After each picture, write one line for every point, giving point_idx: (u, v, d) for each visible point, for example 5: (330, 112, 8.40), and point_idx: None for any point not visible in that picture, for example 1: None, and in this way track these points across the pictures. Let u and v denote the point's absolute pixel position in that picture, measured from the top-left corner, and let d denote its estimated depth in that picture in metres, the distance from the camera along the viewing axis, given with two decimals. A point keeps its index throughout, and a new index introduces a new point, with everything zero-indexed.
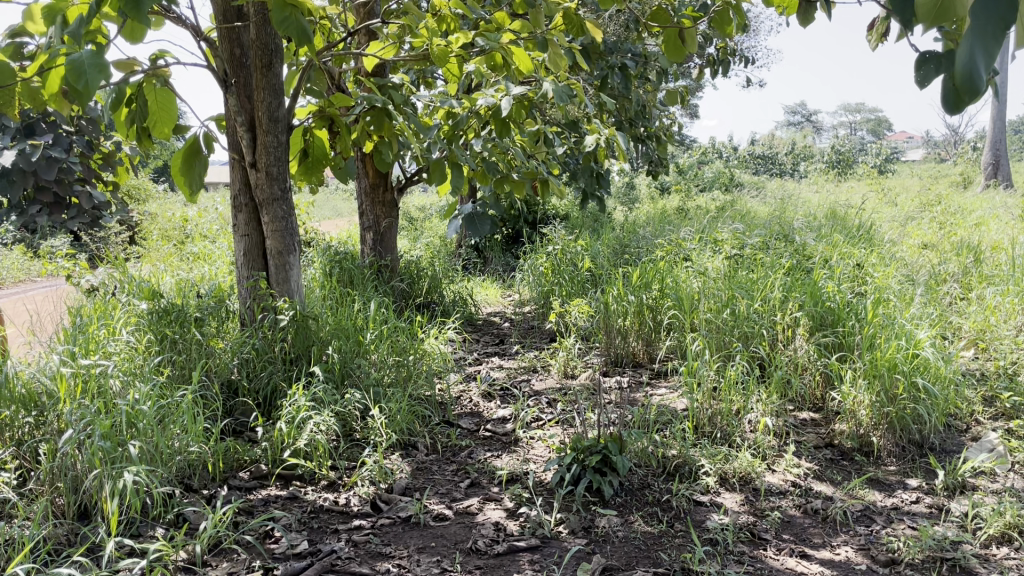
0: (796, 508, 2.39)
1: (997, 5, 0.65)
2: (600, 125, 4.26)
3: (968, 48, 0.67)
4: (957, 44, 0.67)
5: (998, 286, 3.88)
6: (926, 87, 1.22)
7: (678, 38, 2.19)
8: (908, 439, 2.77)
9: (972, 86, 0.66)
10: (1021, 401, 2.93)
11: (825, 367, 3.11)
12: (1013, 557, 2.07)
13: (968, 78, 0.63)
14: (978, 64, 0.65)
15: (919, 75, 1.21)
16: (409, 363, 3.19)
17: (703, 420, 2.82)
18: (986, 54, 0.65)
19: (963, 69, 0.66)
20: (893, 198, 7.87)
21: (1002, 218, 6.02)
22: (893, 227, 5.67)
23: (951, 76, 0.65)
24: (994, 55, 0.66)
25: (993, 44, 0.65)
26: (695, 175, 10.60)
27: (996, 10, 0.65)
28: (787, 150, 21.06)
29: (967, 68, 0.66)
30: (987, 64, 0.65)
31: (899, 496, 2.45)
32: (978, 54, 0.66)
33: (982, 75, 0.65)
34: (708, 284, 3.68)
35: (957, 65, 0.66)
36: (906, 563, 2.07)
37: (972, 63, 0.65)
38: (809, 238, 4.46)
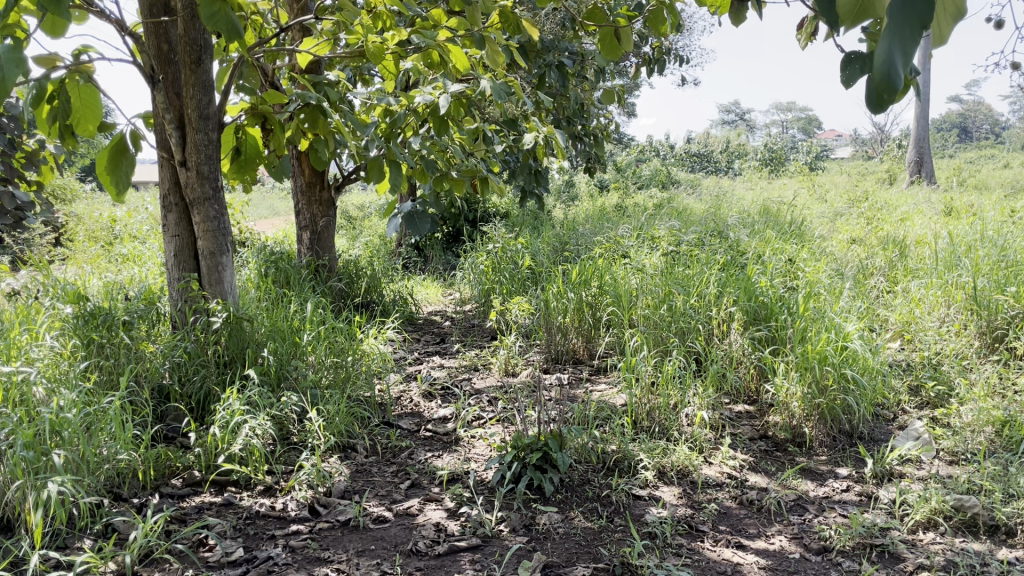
0: (732, 499, 2.43)
1: (913, 4, 0.67)
2: (538, 123, 4.28)
3: (885, 49, 0.67)
4: (875, 43, 0.67)
5: (922, 278, 4.01)
6: (851, 86, 1.23)
7: (613, 36, 2.21)
8: (838, 429, 2.86)
9: (889, 86, 0.67)
10: (944, 390, 3.04)
11: (759, 361, 3.18)
12: (938, 542, 2.14)
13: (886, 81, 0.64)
14: (895, 64, 0.66)
15: (845, 75, 1.23)
16: (347, 364, 3.14)
17: (641, 415, 2.86)
18: (902, 55, 0.66)
19: (881, 70, 0.67)
20: (824, 195, 8.08)
21: (925, 214, 6.22)
22: (822, 223, 5.81)
23: (871, 75, 0.66)
24: (911, 55, 0.67)
25: (912, 46, 0.66)
26: (632, 172, 10.72)
27: (914, 12, 0.66)
28: (721, 148, 21.46)
29: (885, 69, 0.66)
30: (906, 66, 0.66)
31: (830, 485, 2.52)
32: (896, 54, 0.67)
33: (901, 75, 0.66)
34: (646, 281, 3.72)
35: (874, 66, 0.67)
36: (838, 550, 2.13)
37: (889, 64, 0.66)
38: (742, 234, 4.54)
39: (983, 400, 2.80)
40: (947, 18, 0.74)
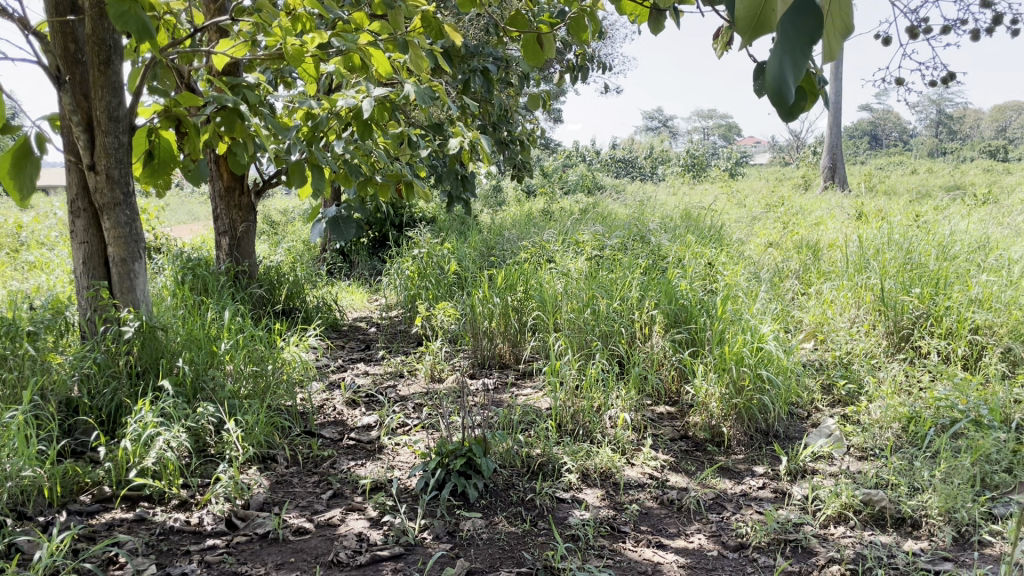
0: (653, 500, 2.47)
1: (802, 20, 0.69)
2: (463, 128, 4.27)
3: (777, 60, 0.70)
4: (770, 57, 0.69)
5: (833, 280, 4.16)
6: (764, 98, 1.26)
7: (536, 42, 2.22)
8: (754, 428, 2.94)
9: (782, 96, 0.70)
10: (854, 388, 3.15)
11: (679, 363, 3.25)
12: (848, 535, 2.21)
13: (776, 96, 0.67)
14: (786, 78, 0.69)
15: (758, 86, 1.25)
16: (267, 372, 3.07)
17: (566, 418, 2.88)
18: (793, 70, 0.69)
19: (775, 82, 0.69)
20: (742, 200, 8.31)
21: (838, 218, 6.44)
22: (740, 228, 5.97)
23: (765, 88, 0.69)
24: (801, 69, 0.70)
25: (802, 61, 0.68)
26: (559, 177, 10.81)
27: (802, 27, 0.69)
28: (646, 154, 21.86)
29: (778, 82, 0.69)
30: (796, 79, 0.69)
31: (747, 482, 2.59)
32: (788, 68, 0.69)
33: (792, 87, 0.69)
34: (570, 285, 3.75)
35: (768, 78, 0.69)
36: (753, 546, 2.19)
37: (781, 76, 0.69)
38: (663, 239, 4.63)
39: (890, 398, 2.91)
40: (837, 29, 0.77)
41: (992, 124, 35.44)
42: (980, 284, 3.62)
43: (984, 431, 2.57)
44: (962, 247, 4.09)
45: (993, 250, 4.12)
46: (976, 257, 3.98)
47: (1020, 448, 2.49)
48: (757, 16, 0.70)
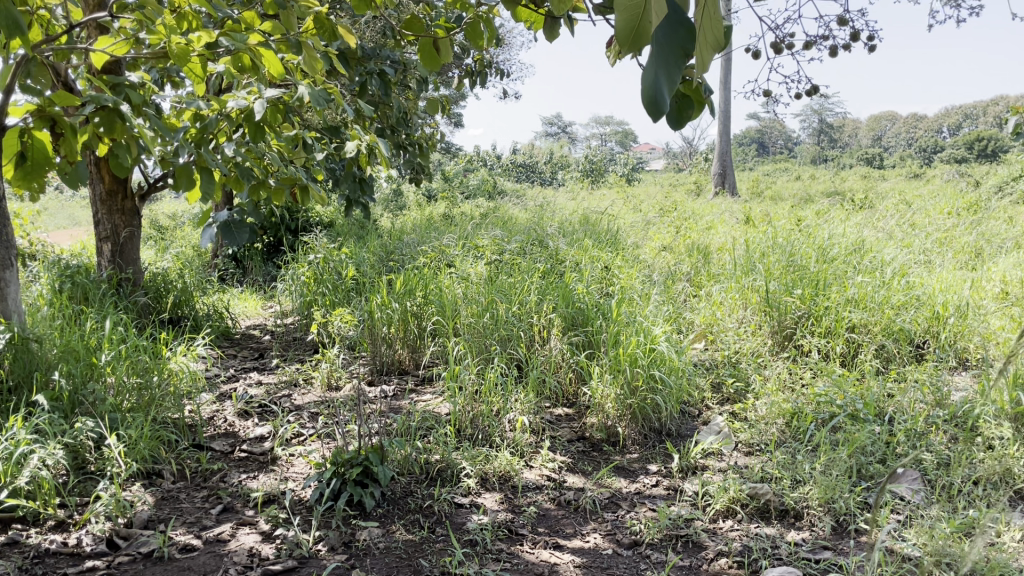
0: (550, 501, 2.50)
1: (676, 35, 0.70)
2: (359, 131, 4.21)
3: (650, 71, 0.71)
4: (643, 66, 0.70)
5: (722, 283, 4.31)
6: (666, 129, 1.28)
7: (433, 47, 2.21)
8: (648, 427, 3.01)
9: (658, 103, 0.71)
10: (742, 386, 3.26)
11: (576, 365, 3.30)
12: (736, 528, 2.30)
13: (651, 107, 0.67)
14: (660, 87, 0.70)
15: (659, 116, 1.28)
16: (152, 385, 2.94)
17: (465, 423, 2.88)
18: (667, 77, 0.70)
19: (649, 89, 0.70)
20: (637, 205, 8.51)
21: (727, 223, 6.68)
22: (636, 232, 6.12)
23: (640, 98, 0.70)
24: (674, 76, 0.71)
25: (674, 71, 0.69)
26: (459, 181, 10.80)
27: (677, 39, 0.70)
28: (546, 159, 22.13)
29: (652, 90, 0.70)
30: (670, 87, 0.70)
31: (641, 481, 2.65)
32: (661, 76, 0.70)
33: (665, 95, 0.70)
34: (470, 290, 3.74)
35: (644, 86, 0.70)
36: (647, 543, 2.24)
37: (654, 85, 0.70)
38: (561, 243, 4.69)
39: (775, 394, 3.04)
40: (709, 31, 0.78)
41: (868, 133, 37.57)
42: (856, 284, 3.81)
43: (860, 425, 2.72)
44: (840, 250, 4.31)
45: (867, 252, 4.35)
46: (853, 259, 4.19)
47: (892, 440, 2.64)
48: (633, 28, 0.72)
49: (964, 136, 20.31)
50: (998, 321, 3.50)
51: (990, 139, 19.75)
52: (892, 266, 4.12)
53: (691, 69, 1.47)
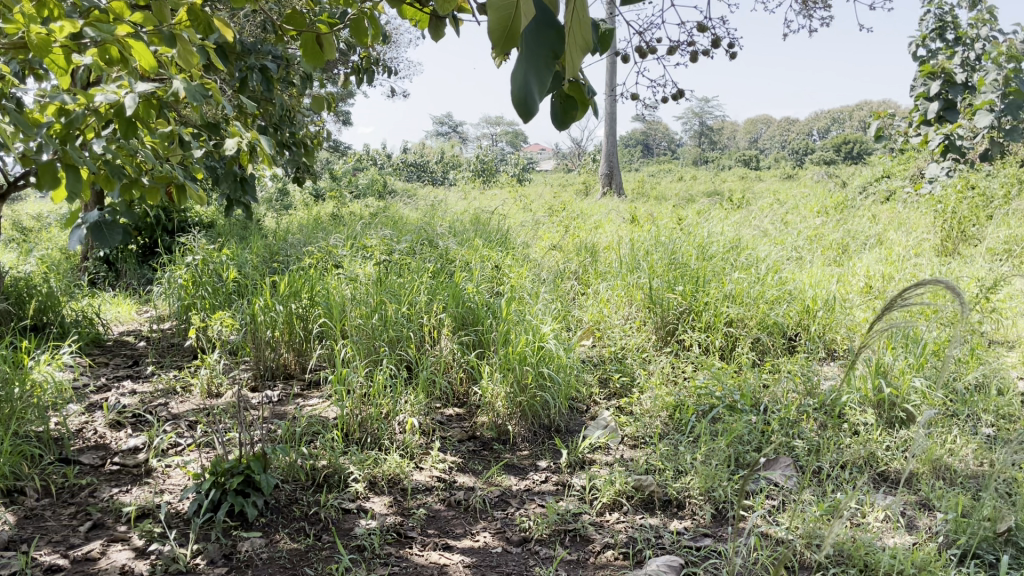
0: (440, 502, 2.49)
1: (546, 40, 0.71)
2: (240, 128, 4.06)
3: (520, 74, 0.71)
4: (514, 69, 0.69)
5: (609, 280, 4.40)
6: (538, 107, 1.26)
7: (316, 42, 2.16)
8: (538, 424, 3.04)
9: (528, 107, 0.70)
10: (628, 381, 3.34)
11: (467, 365, 3.29)
12: (622, 520, 2.35)
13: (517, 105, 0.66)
14: (529, 87, 0.69)
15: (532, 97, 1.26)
16: (12, 397, 2.74)
17: (353, 427, 2.81)
18: (536, 80, 0.69)
19: (519, 94, 0.70)
20: (528, 204, 8.59)
21: (615, 222, 6.83)
22: (526, 231, 6.16)
23: (510, 99, 0.69)
24: (543, 79, 0.70)
25: (541, 67, 0.69)
26: (348, 180, 10.61)
27: (546, 42, 0.71)
28: (437, 159, 22.05)
29: (522, 92, 0.69)
30: (538, 89, 0.70)
31: (530, 478, 2.67)
32: (530, 79, 0.70)
33: (534, 98, 0.69)
34: (358, 291, 3.65)
35: (515, 90, 0.70)
36: (535, 539, 2.26)
37: (524, 88, 0.69)
38: (451, 243, 4.67)
39: (658, 388, 3.13)
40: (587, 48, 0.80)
41: (746, 136, 39.27)
42: (733, 281, 3.97)
43: (738, 415, 2.83)
44: (719, 248, 4.47)
45: (744, 250, 4.54)
46: (731, 256, 4.36)
47: (768, 429, 2.76)
48: (504, 30, 0.69)
49: (833, 139, 21.52)
50: (861, 314, 3.71)
51: (855, 143, 20.99)
52: (766, 262, 4.31)
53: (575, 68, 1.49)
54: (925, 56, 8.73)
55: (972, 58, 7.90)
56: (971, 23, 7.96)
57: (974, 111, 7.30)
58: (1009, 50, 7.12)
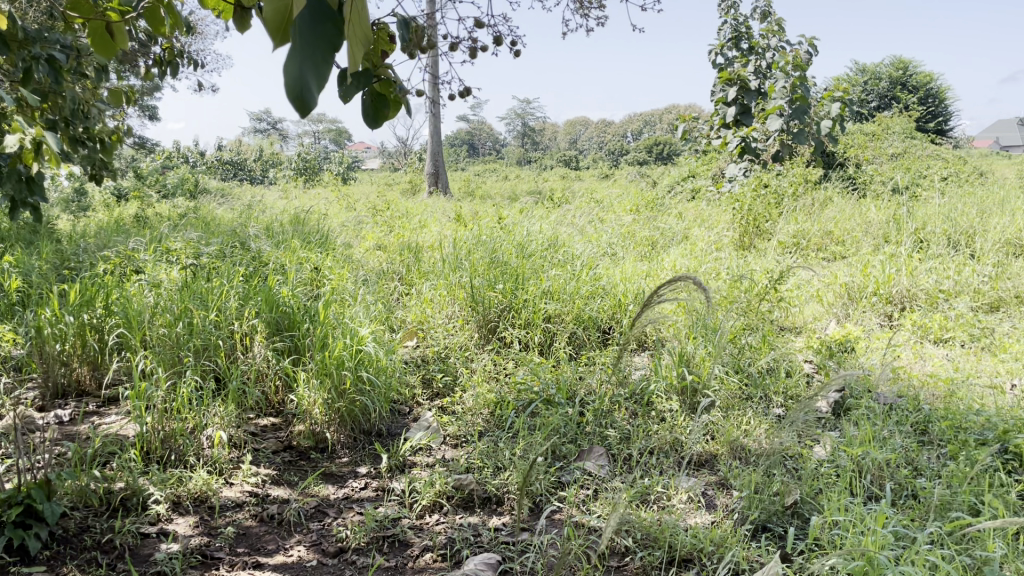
0: (252, 518, 2.37)
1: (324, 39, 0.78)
2: (21, 123, 3.66)
3: (296, 69, 0.77)
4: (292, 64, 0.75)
5: (431, 279, 4.37)
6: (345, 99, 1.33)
7: (105, 32, 1.93)
8: (357, 430, 2.96)
9: (305, 100, 0.77)
10: (450, 380, 3.32)
11: (282, 372, 3.16)
12: (442, 521, 2.33)
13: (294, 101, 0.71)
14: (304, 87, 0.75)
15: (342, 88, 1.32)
16: None
17: (155, 444, 2.61)
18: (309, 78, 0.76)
19: (296, 88, 0.76)
20: (351, 203, 8.39)
21: (439, 221, 6.83)
22: (347, 232, 6.02)
23: (287, 95, 0.75)
24: (322, 80, 0.78)
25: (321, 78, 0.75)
26: (155, 179, 9.92)
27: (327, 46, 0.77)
28: (256, 158, 21.15)
29: (299, 87, 0.76)
30: (318, 90, 0.77)
31: (349, 485, 2.60)
32: (308, 76, 0.76)
33: (312, 97, 0.77)
34: (161, 297, 3.37)
35: (290, 81, 0.76)
36: (353, 548, 2.19)
37: (301, 87, 0.76)
38: (265, 244, 4.46)
39: (480, 385, 3.14)
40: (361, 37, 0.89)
41: (568, 137, 40.64)
42: (550, 278, 4.06)
43: (554, 409, 2.90)
44: (537, 245, 4.55)
45: (560, 247, 4.66)
46: (548, 254, 4.46)
47: (583, 421, 2.85)
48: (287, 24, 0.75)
49: (647, 141, 22.69)
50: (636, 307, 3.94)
51: (666, 145, 22.26)
52: (580, 259, 4.47)
53: (383, 66, 1.46)
54: (723, 64, 9.38)
55: (764, 67, 8.55)
56: (762, 34, 8.63)
57: (766, 116, 7.93)
58: (795, 60, 7.79)
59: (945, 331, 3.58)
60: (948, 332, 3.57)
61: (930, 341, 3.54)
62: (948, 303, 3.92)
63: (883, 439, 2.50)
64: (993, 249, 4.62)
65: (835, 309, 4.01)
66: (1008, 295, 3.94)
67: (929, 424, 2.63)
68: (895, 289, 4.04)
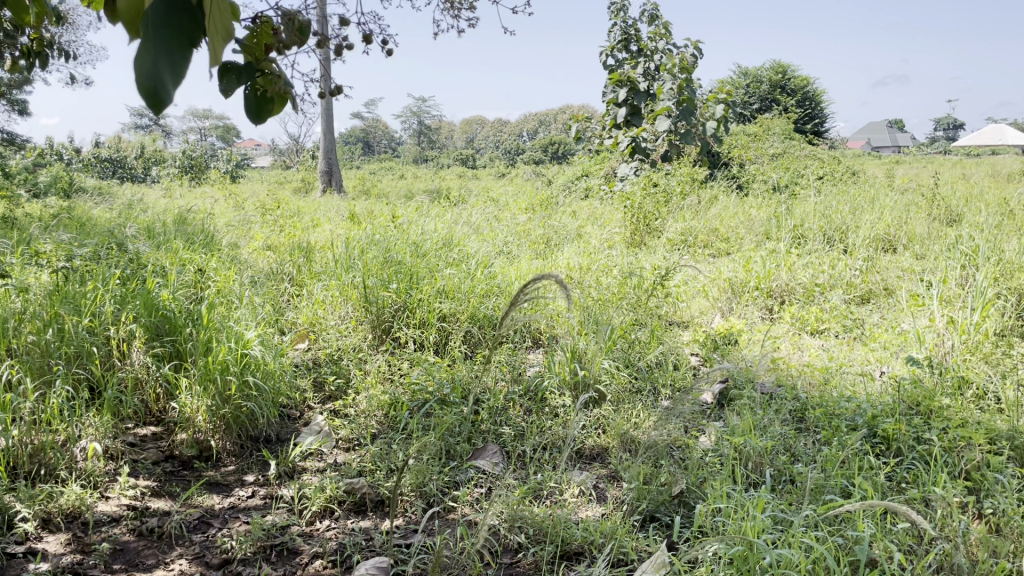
0: (129, 532, 2.25)
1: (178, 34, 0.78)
2: None
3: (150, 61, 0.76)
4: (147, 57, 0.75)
5: (323, 279, 4.27)
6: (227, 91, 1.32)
7: None
8: (244, 436, 2.86)
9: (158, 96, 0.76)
10: (342, 383, 3.26)
11: (164, 379, 3.02)
12: (332, 527, 2.28)
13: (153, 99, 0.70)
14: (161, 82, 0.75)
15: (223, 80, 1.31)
16: None
17: (22, 459, 2.45)
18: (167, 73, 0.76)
19: (149, 85, 0.75)
20: (239, 202, 8.12)
21: (333, 220, 6.70)
22: (234, 231, 5.82)
23: (139, 92, 0.73)
24: (177, 76, 0.76)
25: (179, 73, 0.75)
26: (24, 177, 9.33)
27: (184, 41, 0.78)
28: (138, 155, 20.21)
29: (152, 83, 0.74)
30: (173, 86, 0.76)
31: (235, 494, 2.51)
32: (161, 72, 0.75)
33: (167, 94, 0.75)
34: (28, 302, 3.16)
35: (142, 76, 0.74)
36: (238, 559, 2.12)
37: (155, 83, 0.74)
38: (145, 245, 4.25)
39: (373, 387, 3.08)
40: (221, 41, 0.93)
41: (465, 136, 40.65)
42: (445, 276, 4.04)
43: (448, 408, 2.88)
44: (431, 244, 4.51)
45: (455, 246, 4.64)
46: (443, 252, 4.44)
47: (477, 419, 2.85)
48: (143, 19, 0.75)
49: (543, 140, 22.94)
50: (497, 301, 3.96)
51: (560, 145, 22.59)
52: (475, 258, 4.46)
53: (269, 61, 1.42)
54: (613, 66, 9.57)
55: (652, 69, 8.77)
56: (650, 37, 8.85)
57: (655, 117, 8.14)
58: (681, 63, 8.05)
59: (821, 323, 3.77)
60: (824, 324, 3.76)
61: (807, 333, 3.72)
62: (823, 296, 4.13)
63: (764, 428, 2.60)
64: (863, 245, 4.89)
65: (720, 303, 4.15)
66: (877, 288, 4.18)
67: (806, 411, 2.76)
68: (775, 284, 4.23)
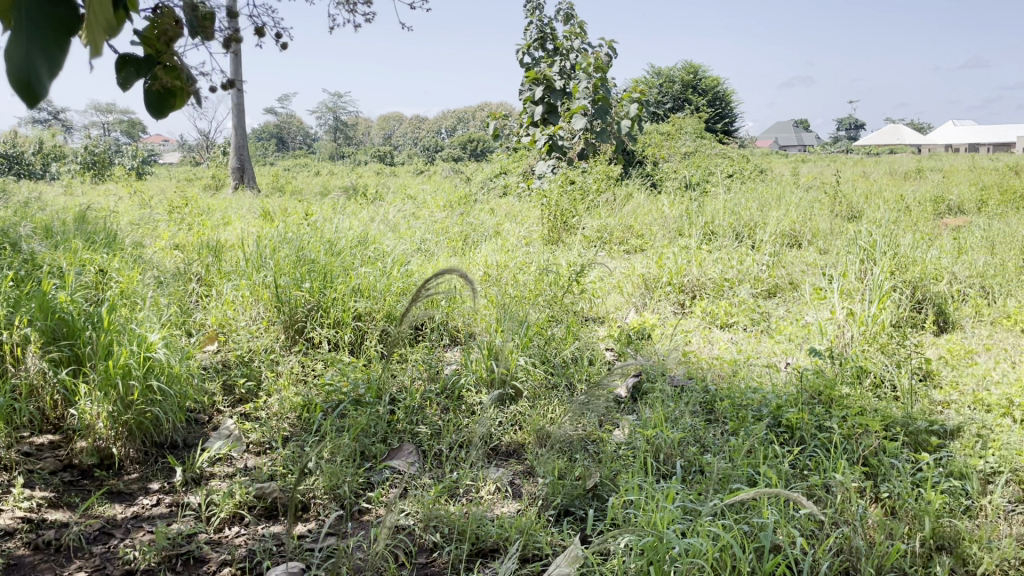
0: (24, 547, 2.14)
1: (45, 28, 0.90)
2: None
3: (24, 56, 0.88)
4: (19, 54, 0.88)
5: (232, 279, 4.15)
6: (124, 87, 1.35)
7: None
8: (149, 443, 2.76)
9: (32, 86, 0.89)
10: (253, 385, 3.17)
11: (61, 386, 2.88)
12: (242, 533, 2.22)
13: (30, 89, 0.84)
14: (35, 74, 0.88)
15: (121, 76, 1.34)
16: None
17: None
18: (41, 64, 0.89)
19: (24, 77, 0.87)
20: (145, 201, 7.80)
21: (244, 218, 6.51)
22: (138, 230, 5.59)
23: (14, 86, 0.86)
24: (51, 68, 0.89)
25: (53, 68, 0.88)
26: None
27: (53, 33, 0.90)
28: (36, 150, 19.22)
29: (27, 75, 0.87)
30: (46, 77, 0.89)
31: (139, 503, 2.41)
32: (36, 64, 0.88)
33: (41, 86, 0.88)
34: None
35: (16, 68, 0.87)
36: (142, 570, 2.04)
37: (29, 77, 0.87)
38: (40, 245, 4.04)
39: (286, 389, 3.01)
40: (97, 32, 1.09)
41: (383, 132, 40.21)
42: (360, 275, 3.98)
43: (363, 409, 2.84)
44: (346, 242, 4.44)
45: (371, 244, 4.57)
46: (358, 250, 4.37)
47: (393, 419, 2.81)
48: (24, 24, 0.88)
49: (462, 137, 22.87)
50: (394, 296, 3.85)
51: (478, 142, 22.59)
52: (391, 256, 4.41)
53: (169, 53, 1.38)
54: (529, 64, 9.61)
55: (568, 67, 8.84)
56: (566, 35, 8.92)
57: (571, 115, 8.21)
58: (596, 62, 8.15)
59: (730, 317, 3.87)
60: (733, 317, 3.86)
61: (717, 327, 3.82)
62: (732, 291, 4.24)
63: (675, 420, 2.66)
64: (770, 241, 5.06)
65: (634, 299, 4.22)
66: (783, 282, 4.33)
67: (715, 402, 2.83)
68: (687, 279, 4.33)
